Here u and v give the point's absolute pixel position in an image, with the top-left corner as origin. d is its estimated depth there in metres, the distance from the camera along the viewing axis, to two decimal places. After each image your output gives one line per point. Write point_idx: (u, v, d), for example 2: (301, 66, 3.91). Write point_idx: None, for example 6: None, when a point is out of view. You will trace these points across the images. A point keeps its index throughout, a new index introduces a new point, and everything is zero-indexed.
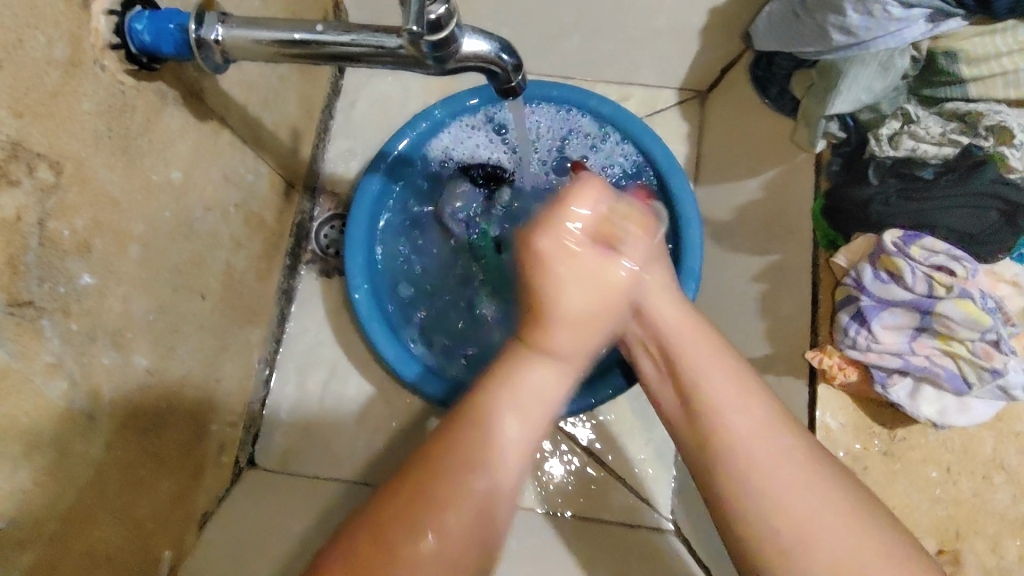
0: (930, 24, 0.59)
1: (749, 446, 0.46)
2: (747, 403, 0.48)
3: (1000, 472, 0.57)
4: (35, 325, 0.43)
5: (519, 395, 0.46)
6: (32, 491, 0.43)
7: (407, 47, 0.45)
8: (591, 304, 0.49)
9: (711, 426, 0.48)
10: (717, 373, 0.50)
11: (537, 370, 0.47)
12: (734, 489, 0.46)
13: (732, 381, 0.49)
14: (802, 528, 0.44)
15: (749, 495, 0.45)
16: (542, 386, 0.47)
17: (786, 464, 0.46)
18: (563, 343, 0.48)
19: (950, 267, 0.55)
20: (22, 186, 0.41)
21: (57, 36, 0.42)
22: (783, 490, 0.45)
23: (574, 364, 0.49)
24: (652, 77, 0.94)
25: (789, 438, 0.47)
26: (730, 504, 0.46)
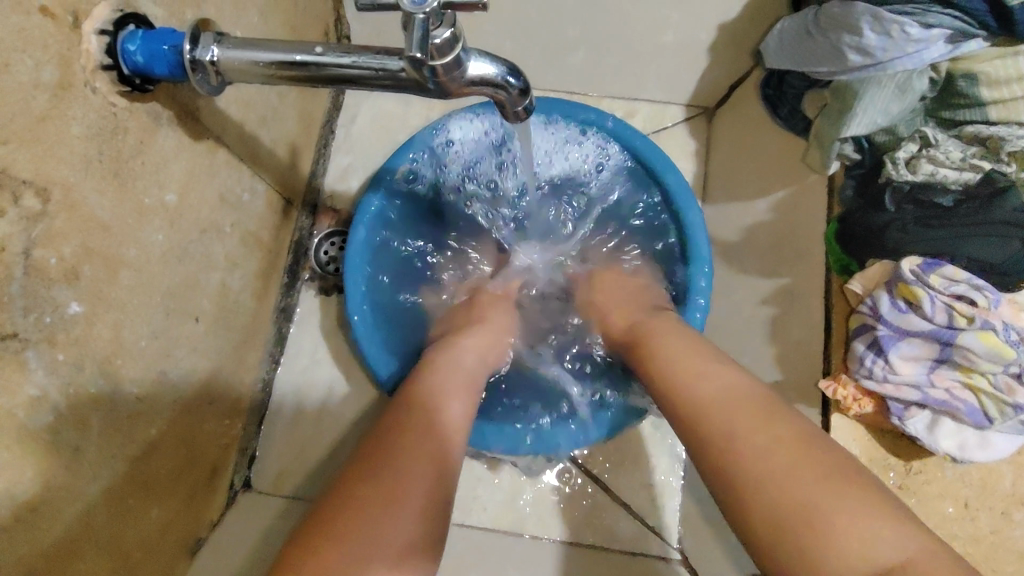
0: (949, 45, 0.57)
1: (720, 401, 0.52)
2: (713, 371, 0.55)
3: (1020, 508, 0.54)
4: (19, 358, 0.41)
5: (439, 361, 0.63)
6: (15, 529, 0.42)
7: (409, 70, 0.43)
8: (497, 326, 0.72)
9: (690, 398, 0.55)
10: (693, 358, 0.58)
11: (459, 356, 0.64)
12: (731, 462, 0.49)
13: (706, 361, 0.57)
14: (759, 477, 0.47)
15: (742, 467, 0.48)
16: (470, 346, 0.66)
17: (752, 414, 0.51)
18: (466, 342, 0.67)
19: (971, 297, 0.53)
20: (7, 215, 0.39)
21: (46, 59, 0.41)
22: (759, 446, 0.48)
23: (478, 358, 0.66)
24: (661, 93, 0.91)
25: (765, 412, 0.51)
26: (745, 477, 0.48)
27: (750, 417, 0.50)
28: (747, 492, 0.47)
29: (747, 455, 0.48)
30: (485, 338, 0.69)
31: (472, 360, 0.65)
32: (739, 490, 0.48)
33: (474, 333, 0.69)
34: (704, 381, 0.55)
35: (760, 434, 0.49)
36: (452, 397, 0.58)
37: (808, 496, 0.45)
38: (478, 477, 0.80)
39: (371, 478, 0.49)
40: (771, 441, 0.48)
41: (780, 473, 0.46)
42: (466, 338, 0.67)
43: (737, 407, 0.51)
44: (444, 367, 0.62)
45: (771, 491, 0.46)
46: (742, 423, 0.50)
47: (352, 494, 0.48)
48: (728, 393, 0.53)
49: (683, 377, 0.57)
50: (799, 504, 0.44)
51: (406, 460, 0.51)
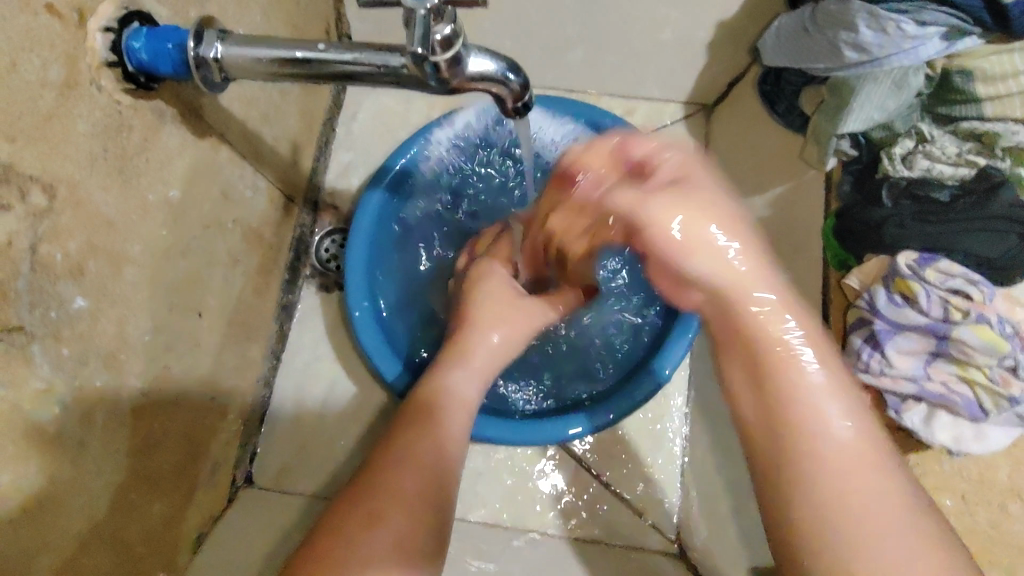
0: (944, 42, 0.58)
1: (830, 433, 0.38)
2: (829, 390, 0.40)
3: (1017, 501, 0.55)
4: (26, 352, 0.42)
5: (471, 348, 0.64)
6: (20, 522, 0.42)
7: (410, 67, 0.44)
8: (505, 319, 0.68)
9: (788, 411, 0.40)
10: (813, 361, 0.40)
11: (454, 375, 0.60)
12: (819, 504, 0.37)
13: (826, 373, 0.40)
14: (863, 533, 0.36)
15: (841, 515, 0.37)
16: (486, 341, 0.65)
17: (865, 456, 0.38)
18: (486, 339, 0.65)
19: (966, 291, 0.54)
20: (13, 211, 0.40)
21: (53, 57, 0.41)
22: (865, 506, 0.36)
23: (493, 360, 0.64)
24: (658, 91, 0.91)
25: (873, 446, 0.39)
26: (835, 536, 0.36)
27: (866, 453, 0.39)
28: (816, 526, 0.37)
29: (846, 511, 0.37)
30: (500, 334, 0.66)
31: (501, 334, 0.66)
32: (815, 519, 0.37)
33: (487, 329, 0.66)
34: (813, 388, 0.40)
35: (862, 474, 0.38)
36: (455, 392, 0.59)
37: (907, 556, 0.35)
38: (479, 471, 0.81)
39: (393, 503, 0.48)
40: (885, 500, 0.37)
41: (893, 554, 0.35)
42: (480, 335, 0.65)
43: (856, 461, 0.38)
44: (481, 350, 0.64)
45: (857, 535, 0.36)
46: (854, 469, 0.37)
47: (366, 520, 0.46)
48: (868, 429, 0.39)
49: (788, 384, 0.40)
50: (868, 555, 0.36)
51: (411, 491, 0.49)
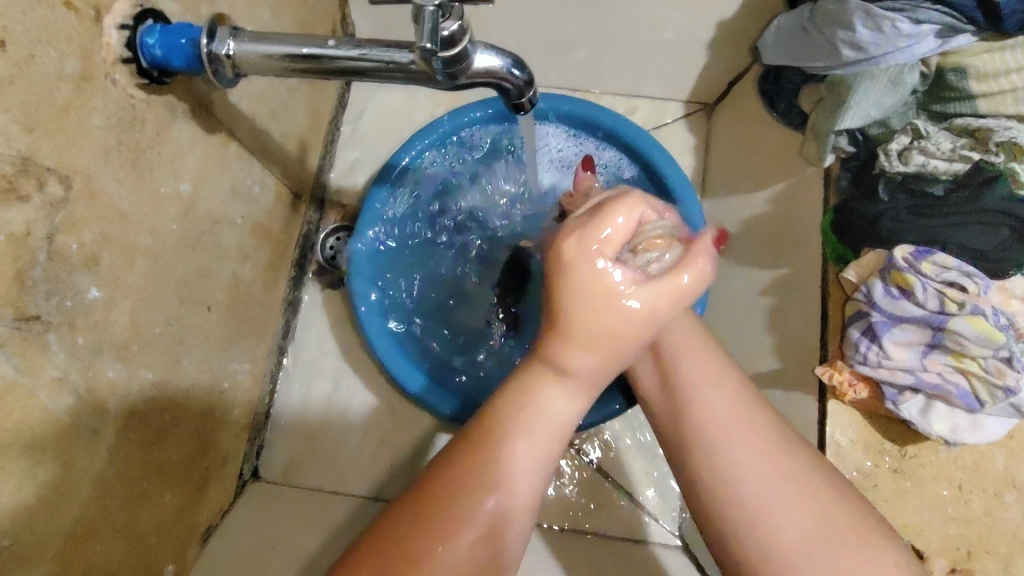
0: (939, 40, 0.60)
1: (718, 417, 0.48)
2: (716, 381, 0.50)
3: (1012, 491, 0.56)
4: (41, 340, 0.43)
5: (531, 396, 0.44)
6: (36, 506, 0.43)
7: (419, 63, 0.45)
8: (596, 341, 0.41)
9: (683, 403, 0.50)
10: (688, 352, 0.52)
11: (553, 388, 0.43)
12: (717, 477, 0.46)
13: (707, 364, 0.51)
14: (756, 500, 0.44)
15: (733, 483, 0.45)
16: (557, 406, 0.44)
17: (749, 425, 0.47)
18: (579, 364, 0.42)
19: (962, 283, 0.54)
20: (31, 201, 0.41)
21: (69, 51, 0.42)
22: (745, 463, 0.45)
23: (585, 382, 0.43)
24: (661, 90, 0.93)
25: (762, 420, 0.47)
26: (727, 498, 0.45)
27: (736, 422, 0.47)
28: (730, 511, 0.45)
29: (736, 474, 0.45)
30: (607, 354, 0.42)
31: (586, 361, 0.42)
32: (734, 527, 0.45)
33: (584, 352, 0.42)
34: (698, 379, 0.50)
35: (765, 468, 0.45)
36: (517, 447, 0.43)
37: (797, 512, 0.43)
38: None
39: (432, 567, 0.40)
40: (763, 460, 0.45)
41: (773, 501, 0.44)
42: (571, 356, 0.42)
43: (727, 425, 0.47)
44: (535, 412, 0.44)
45: (732, 490, 0.45)
46: (738, 439, 0.46)
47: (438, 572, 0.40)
48: (733, 416, 0.47)
49: (692, 385, 0.50)
50: (761, 511, 0.44)
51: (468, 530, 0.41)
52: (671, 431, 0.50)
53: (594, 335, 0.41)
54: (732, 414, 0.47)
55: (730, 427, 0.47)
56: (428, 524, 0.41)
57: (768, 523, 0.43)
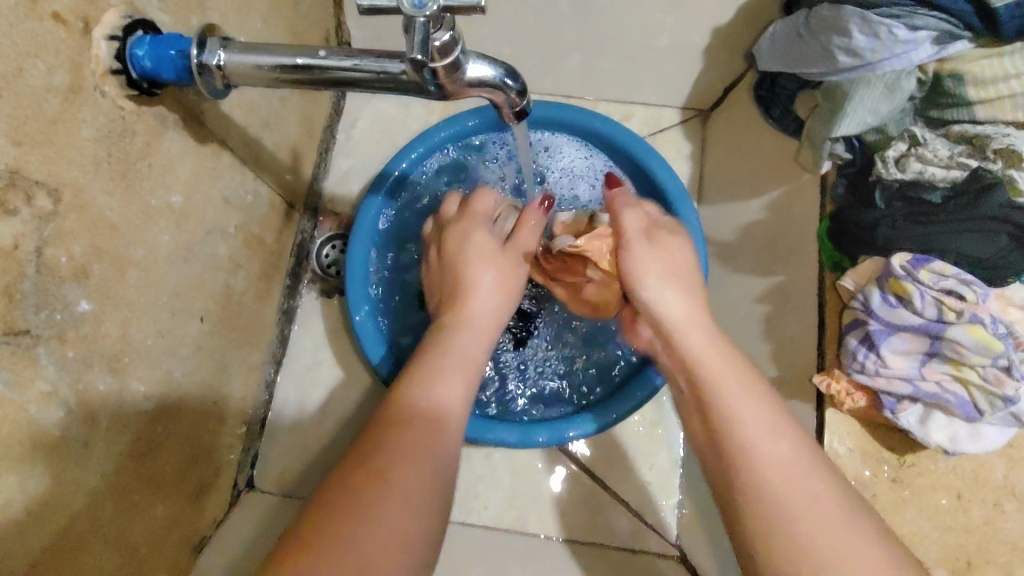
0: (936, 46, 0.59)
1: (784, 477, 0.44)
2: (775, 435, 0.46)
3: (1012, 499, 0.55)
4: (30, 353, 0.43)
5: (445, 359, 0.57)
6: (25, 521, 0.43)
7: (410, 73, 0.45)
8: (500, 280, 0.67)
9: (749, 462, 0.45)
10: (745, 403, 0.48)
11: (463, 336, 0.60)
12: (797, 547, 0.42)
13: (761, 410, 0.48)
14: (839, 574, 0.40)
15: (813, 550, 0.41)
16: (466, 348, 0.59)
17: (818, 493, 0.44)
18: (468, 330, 0.60)
19: (960, 291, 0.54)
20: (20, 215, 0.41)
21: (58, 63, 0.42)
22: (822, 530, 0.42)
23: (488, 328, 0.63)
24: (656, 95, 0.90)
25: (826, 483, 0.44)
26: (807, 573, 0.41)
27: (801, 483, 0.44)
28: None
29: (810, 535, 0.42)
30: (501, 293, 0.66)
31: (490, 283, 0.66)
32: None
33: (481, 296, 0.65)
34: (754, 429, 0.47)
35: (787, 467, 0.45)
36: (447, 376, 0.55)
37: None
38: (479, 476, 0.81)
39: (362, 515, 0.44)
40: (839, 525, 0.42)
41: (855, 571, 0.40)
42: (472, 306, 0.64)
43: (795, 486, 0.44)
44: (448, 357, 0.57)
45: (811, 562, 0.41)
46: (815, 505, 0.43)
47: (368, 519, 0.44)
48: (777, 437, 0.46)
49: (752, 443, 0.46)
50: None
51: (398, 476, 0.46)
52: (732, 501, 0.46)
53: (502, 282, 0.67)
54: (766, 434, 0.46)
55: (798, 489, 0.44)
56: (352, 489, 0.45)
57: None
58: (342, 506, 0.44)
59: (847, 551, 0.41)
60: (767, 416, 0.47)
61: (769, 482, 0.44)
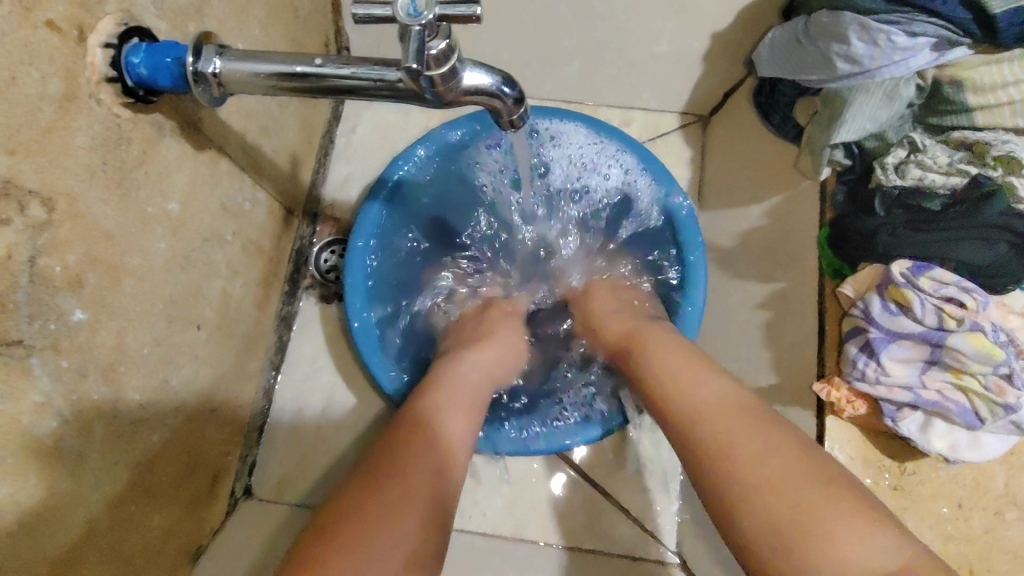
0: (935, 53, 0.59)
1: (709, 412, 0.52)
2: (699, 380, 0.56)
3: (1013, 508, 0.55)
4: (24, 364, 0.42)
5: (459, 362, 0.66)
6: (18, 534, 0.42)
7: (406, 81, 0.44)
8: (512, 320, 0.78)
9: (684, 411, 0.54)
10: (683, 372, 0.57)
11: (483, 352, 0.69)
12: (726, 468, 0.48)
13: (687, 368, 0.58)
14: (762, 481, 0.46)
15: (737, 468, 0.48)
16: (483, 362, 0.67)
17: (742, 419, 0.51)
18: (489, 354, 0.69)
19: (960, 299, 0.54)
20: (13, 224, 0.40)
21: (51, 71, 0.41)
22: (751, 450, 0.48)
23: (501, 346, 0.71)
24: (655, 100, 0.91)
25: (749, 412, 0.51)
26: (737, 487, 0.47)
27: (728, 414, 0.51)
28: (743, 500, 0.46)
29: (736, 458, 0.48)
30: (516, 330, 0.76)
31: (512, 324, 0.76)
32: (753, 514, 0.46)
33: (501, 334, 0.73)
34: (690, 387, 0.56)
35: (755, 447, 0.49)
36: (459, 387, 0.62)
37: (800, 486, 0.45)
38: (477, 483, 0.80)
39: (382, 483, 0.49)
40: (756, 442, 0.49)
41: (775, 477, 0.46)
42: (495, 338, 0.72)
43: (720, 417, 0.52)
44: (466, 365, 0.66)
45: (737, 476, 0.48)
46: (736, 428, 0.50)
47: (392, 489, 0.49)
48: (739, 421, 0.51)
49: (686, 398, 0.55)
50: (776, 498, 0.45)
51: (419, 461, 0.52)
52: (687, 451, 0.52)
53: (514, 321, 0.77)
54: (700, 385, 0.55)
55: (723, 419, 0.51)
56: (377, 467, 0.51)
57: (779, 497, 0.45)
58: (373, 490, 0.49)
59: (766, 461, 0.47)
60: (695, 376, 0.56)
61: (727, 454, 0.49)
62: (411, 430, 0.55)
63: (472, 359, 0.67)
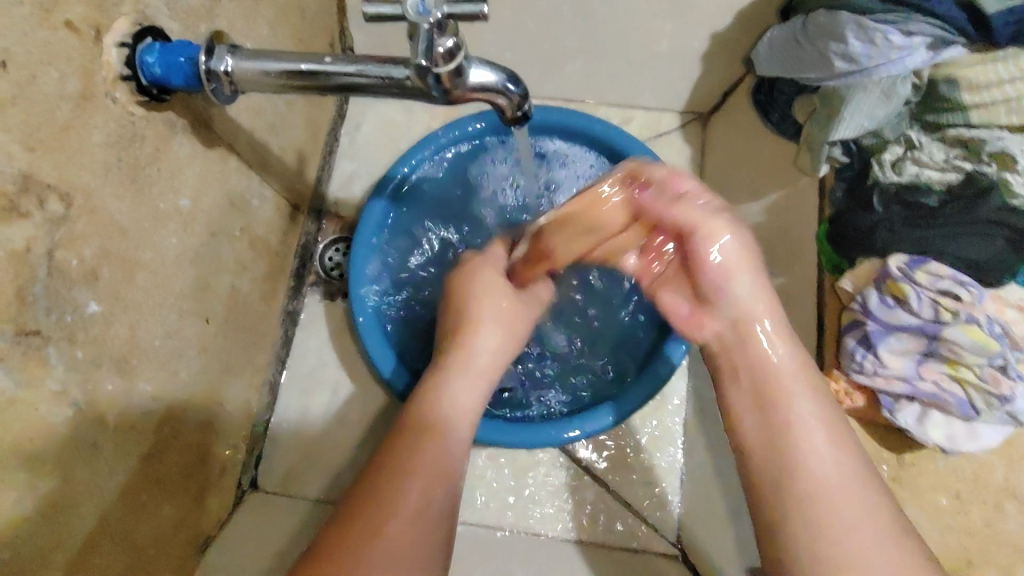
0: (931, 52, 0.60)
1: (825, 463, 0.46)
2: (823, 420, 0.48)
3: (1013, 501, 0.55)
4: (41, 355, 0.43)
5: (461, 357, 0.61)
6: (34, 520, 0.43)
7: (415, 79, 0.45)
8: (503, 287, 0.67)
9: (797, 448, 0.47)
10: (813, 407, 0.49)
11: (481, 337, 0.62)
12: (819, 519, 0.44)
13: (815, 404, 0.49)
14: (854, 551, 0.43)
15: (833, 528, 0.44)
16: (483, 347, 0.62)
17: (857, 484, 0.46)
18: (480, 340, 0.62)
19: (956, 292, 0.55)
20: (33, 218, 0.41)
21: (70, 71, 0.43)
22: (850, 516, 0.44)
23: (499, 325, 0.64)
24: (656, 101, 0.93)
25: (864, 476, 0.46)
26: (816, 543, 0.44)
27: (846, 475, 0.46)
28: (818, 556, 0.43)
29: (839, 519, 0.44)
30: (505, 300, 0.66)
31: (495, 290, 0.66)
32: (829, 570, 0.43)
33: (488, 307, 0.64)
34: (804, 419, 0.48)
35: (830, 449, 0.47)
36: (461, 392, 0.58)
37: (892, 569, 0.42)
38: (481, 477, 0.81)
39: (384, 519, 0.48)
40: (859, 512, 0.44)
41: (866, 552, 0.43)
42: (485, 320, 0.63)
43: (837, 476, 0.46)
44: (470, 365, 0.60)
45: (827, 535, 0.44)
46: (846, 492, 0.45)
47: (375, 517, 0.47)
48: (818, 419, 0.49)
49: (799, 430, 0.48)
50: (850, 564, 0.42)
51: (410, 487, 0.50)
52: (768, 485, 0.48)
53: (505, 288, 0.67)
54: (818, 424, 0.48)
55: (832, 474, 0.46)
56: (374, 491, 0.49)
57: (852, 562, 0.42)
58: (371, 514, 0.48)
59: (867, 533, 0.43)
60: (822, 416, 0.49)
61: (824, 509, 0.45)
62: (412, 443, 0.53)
63: (463, 349, 0.61)
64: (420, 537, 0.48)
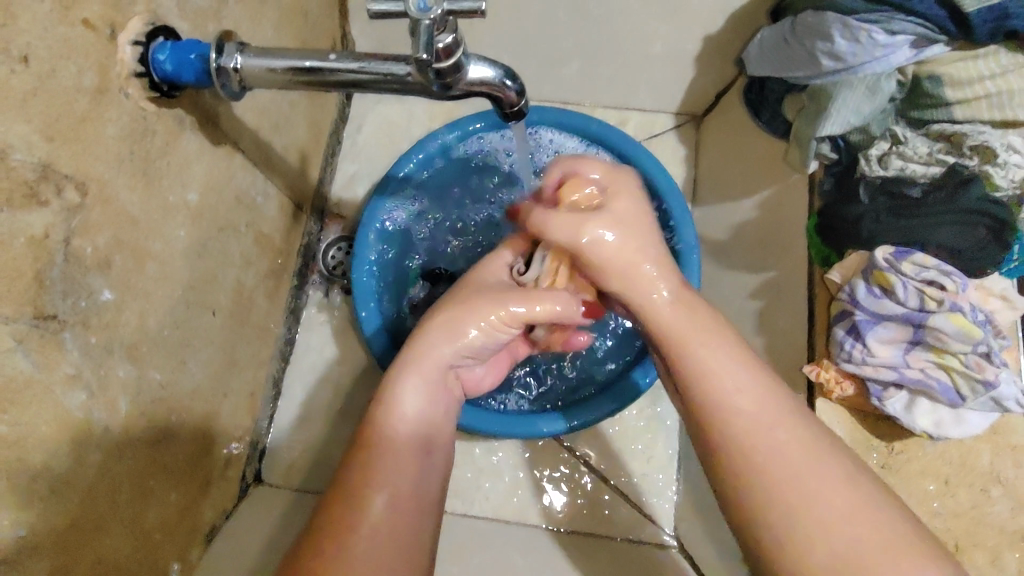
0: (914, 49, 0.62)
1: (745, 415, 0.46)
2: (732, 368, 0.48)
3: (998, 485, 0.57)
4: (57, 338, 0.45)
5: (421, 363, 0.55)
6: (49, 500, 0.45)
7: (415, 75, 0.47)
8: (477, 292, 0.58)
9: (702, 400, 0.48)
10: (711, 351, 0.49)
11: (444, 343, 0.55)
12: (762, 475, 0.44)
13: (730, 355, 0.49)
14: (799, 496, 0.43)
15: (773, 484, 0.44)
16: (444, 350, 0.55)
17: (785, 427, 0.46)
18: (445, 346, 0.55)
19: (941, 281, 0.56)
20: (51, 206, 0.43)
21: (87, 65, 0.45)
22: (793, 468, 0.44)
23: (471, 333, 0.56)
24: (651, 100, 0.95)
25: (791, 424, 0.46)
26: (761, 497, 0.44)
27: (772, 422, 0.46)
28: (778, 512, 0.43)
29: (774, 467, 0.44)
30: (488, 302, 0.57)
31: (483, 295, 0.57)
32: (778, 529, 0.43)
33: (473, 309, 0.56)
34: (706, 368, 0.49)
35: (758, 417, 0.46)
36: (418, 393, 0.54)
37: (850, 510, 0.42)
38: (480, 470, 0.83)
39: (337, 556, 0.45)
40: (801, 461, 0.44)
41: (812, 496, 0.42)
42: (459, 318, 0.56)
43: (760, 423, 0.46)
44: (432, 362, 0.55)
45: (778, 489, 0.43)
46: (783, 446, 0.45)
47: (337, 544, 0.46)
48: (727, 367, 0.48)
49: (708, 382, 0.48)
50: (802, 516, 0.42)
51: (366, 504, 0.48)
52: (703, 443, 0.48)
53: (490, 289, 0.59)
54: (727, 364, 0.49)
55: (763, 423, 0.46)
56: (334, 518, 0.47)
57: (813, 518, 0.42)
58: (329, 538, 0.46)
59: (816, 484, 0.43)
60: (734, 365, 0.49)
61: (767, 465, 0.44)
62: (369, 457, 0.50)
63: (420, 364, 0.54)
64: (384, 546, 0.47)
